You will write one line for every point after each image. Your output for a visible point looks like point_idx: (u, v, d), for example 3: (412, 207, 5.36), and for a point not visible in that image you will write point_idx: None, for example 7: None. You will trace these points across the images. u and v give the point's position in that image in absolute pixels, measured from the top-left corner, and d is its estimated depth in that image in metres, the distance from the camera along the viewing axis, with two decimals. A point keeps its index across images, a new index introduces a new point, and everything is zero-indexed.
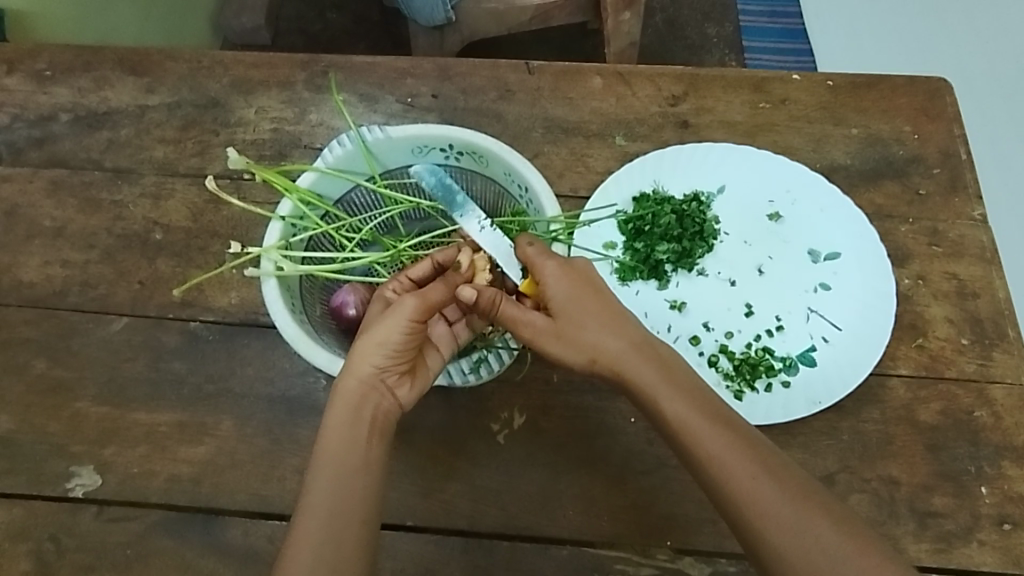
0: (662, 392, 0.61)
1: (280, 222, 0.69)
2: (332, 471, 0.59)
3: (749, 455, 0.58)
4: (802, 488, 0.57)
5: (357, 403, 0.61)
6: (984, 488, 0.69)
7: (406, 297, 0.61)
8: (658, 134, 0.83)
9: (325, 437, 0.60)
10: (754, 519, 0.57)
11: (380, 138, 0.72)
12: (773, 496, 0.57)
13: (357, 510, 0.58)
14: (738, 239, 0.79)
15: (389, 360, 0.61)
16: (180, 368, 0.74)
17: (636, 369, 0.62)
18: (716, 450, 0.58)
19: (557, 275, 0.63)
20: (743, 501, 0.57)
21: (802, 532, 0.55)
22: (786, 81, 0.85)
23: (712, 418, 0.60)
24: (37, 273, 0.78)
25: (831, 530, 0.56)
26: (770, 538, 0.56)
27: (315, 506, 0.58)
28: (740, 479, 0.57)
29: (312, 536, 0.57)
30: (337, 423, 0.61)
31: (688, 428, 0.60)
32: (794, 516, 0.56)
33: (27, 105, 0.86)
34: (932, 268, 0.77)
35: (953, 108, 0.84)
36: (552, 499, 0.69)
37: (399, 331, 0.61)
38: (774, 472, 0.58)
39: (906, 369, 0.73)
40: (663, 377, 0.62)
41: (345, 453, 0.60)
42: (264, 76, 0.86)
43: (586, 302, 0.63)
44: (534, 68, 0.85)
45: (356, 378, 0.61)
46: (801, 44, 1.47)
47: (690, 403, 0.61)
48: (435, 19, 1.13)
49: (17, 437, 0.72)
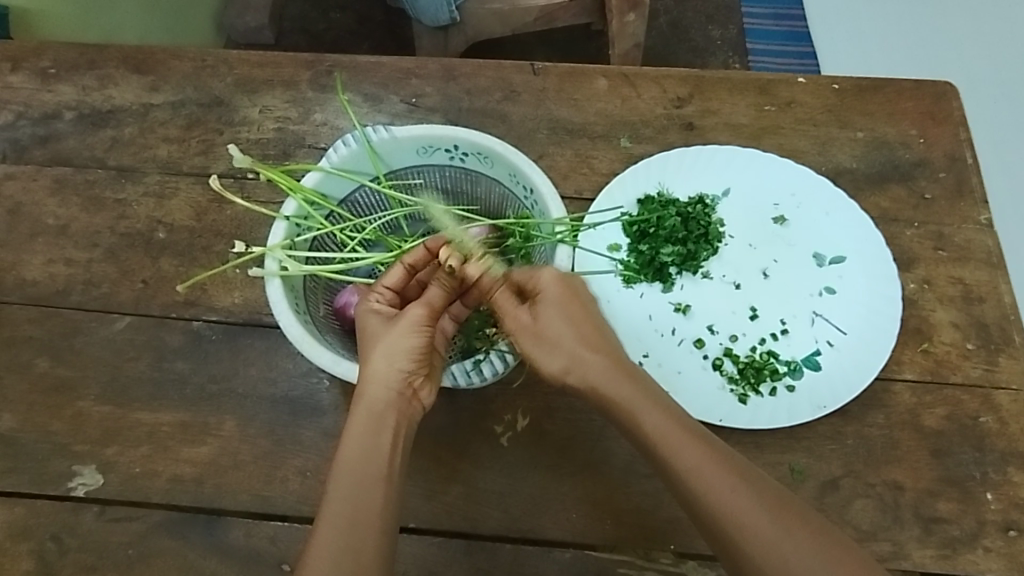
0: (641, 406, 0.60)
1: (283, 223, 0.68)
2: (350, 480, 0.58)
3: (727, 467, 0.58)
4: (779, 499, 0.57)
5: (383, 410, 0.60)
6: (989, 494, 0.68)
7: (415, 305, 0.62)
8: (664, 136, 0.82)
9: (344, 445, 0.59)
10: (733, 530, 0.56)
11: (385, 139, 0.71)
12: (753, 506, 0.56)
13: (374, 518, 0.57)
14: (744, 242, 0.78)
15: (413, 364, 0.62)
16: (183, 367, 0.74)
17: (614, 382, 0.61)
18: (697, 462, 0.58)
19: (551, 285, 0.63)
20: (722, 513, 0.57)
21: (782, 544, 0.55)
22: (792, 84, 0.84)
23: (690, 431, 0.60)
24: (40, 272, 0.78)
25: (811, 542, 0.55)
26: (749, 548, 0.55)
27: (333, 513, 0.57)
28: (721, 491, 0.57)
29: (332, 544, 0.55)
30: (360, 431, 0.60)
31: (666, 441, 0.59)
32: (773, 526, 0.56)
33: (31, 102, 0.86)
34: (938, 272, 0.77)
35: (960, 112, 0.83)
36: (555, 502, 0.68)
37: (416, 336, 0.62)
38: (754, 483, 0.58)
39: (911, 373, 0.73)
40: (641, 391, 0.61)
41: (369, 460, 0.59)
42: (268, 76, 0.86)
43: (573, 312, 0.63)
44: (539, 69, 0.85)
45: (382, 386, 0.61)
46: (806, 47, 1.50)
47: (669, 415, 0.60)
48: (439, 20, 1.13)
49: (20, 436, 0.72)
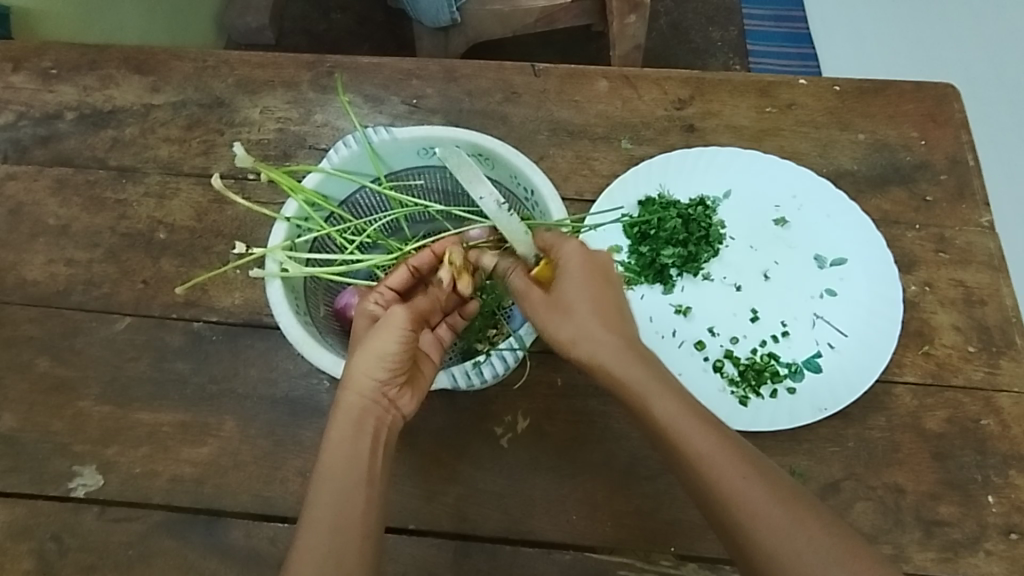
0: (652, 391, 0.59)
1: (284, 224, 0.68)
2: (333, 485, 0.57)
3: (737, 456, 0.57)
4: (788, 490, 0.56)
5: (359, 417, 0.60)
6: (990, 497, 0.68)
7: (396, 309, 0.60)
8: (665, 138, 0.82)
9: (324, 450, 0.59)
10: (743, 521, 0.55)
11: (386, 140, 0.71)
12: (765, 496, 0.55)
13: (357, 523, 0.56)
14: (744, 243, 0.78)
15: (388, 372, 0.60)
16: (183, 368, 0.74)
17: (624, 362, 0.59)
18: (708, 453, 0.56)
19: (573, 258, 0.62)
20: (734, 505, 0.55)
21: (795, 535, 0.54)
22: (793, 86, 0.84)
23: (700, 419, 0.58)
24: (41, 272, 0.78)
25: (823, 532, 0.54)
26: (762, 540, 0.54)
27: (317, 519, 0.56)
28: (734, 482, 0.56)
29: (317, 551, 0.54)
30: (339, 437, 0.59)
31: (677, 427, 0.58)
32: (784, 518, 0.54)
33: (33, 102, 0.86)
34: (939, 274, 0.77)
35: (961, 114, 0.83)
36: (556, 504, 0.68)
37: (394, 342, 0.60)
38: (765, 474, 0.56)
39: (913, 376, 0.73)
40: (653, 375, 0.59)
41: (348, 466, 0.58)
42: (269, 76, 0.86)
43: (590, 288, 0.61)
44: (540, 70, 0.85)
45: (357, 394, 0.60)
46: (806, 48, 1.48)
47: (680, 402, 0.59)
48: (440, 21, 1.13)
49: (21, 436, 0.72)
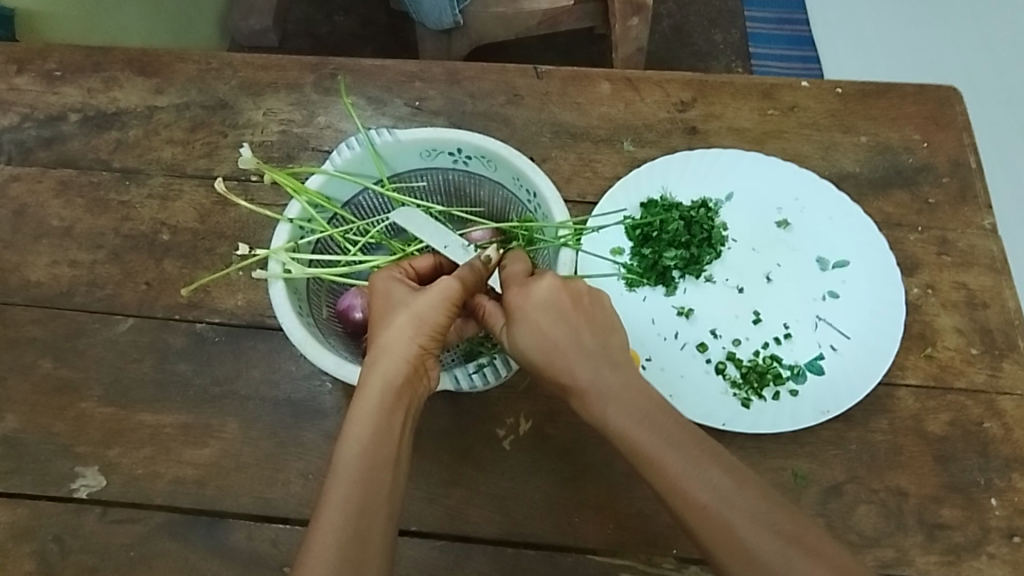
0: (624, 421, 0.57)
1: (287, 225, 0.68)
2: (362, 465, 0.54)
3: (702, 477, 0.54)
4: (757, 512, 0.53)
5: (398, 386, 0.57)
6: (993, 500, 0.68)
7: (448, 278, 0.60)
8: (667, 140, 0.82)
9: (358, 422, 0.56)
10: (713, 550, 0.53)
11: (389, 142, 0.71)
12: (728, 521, 0.53)
13: (382, 506, 0.54)
14: (747, 245, 0.78)
15: (430, 343, 0.60)
16: (185, 369, 0.74)
17: (595, 404, 0.59)
18: (673, 476, 0.55)
19: (524, 310, 0.60)
20: (699, 528, 0.53)
21: (758, 561, 0.51)
22: (795, 89, 0.84)
23: (666, 442, 0.56)
24: (45, 273, 0.78)
25: (784, 555, 0.51)
26: (722, 560, 0.53)
27: (342, 500, 0.53)
28: (697, 505, 0.54)
29: (340, 533, 0.52)
30: (379, 405, 0.57)
31: (645, 458, 0.56)
32: (748, 544, 0.52)
33: (37, 105, 0.86)
34: (942, 277, 0.77)
35: (963, 117, 0.83)
36: (557, 506, 0.68)
37: (441, 314, 0.60)
38: (729, 494, 0.53)
39: (914, 379, 0.72)
40: (622, 410, 0.58)
41: (386, 439, 0.56)
42: (272, 78, 0.86)
43: (546, 337, 0.59)
44: (542, 73, 0.85)
45: (401, 360, 0.58)
46: (808, 52, 1.49)
47: (646, 428, 0.57)
48: (443, 23, 1.13)
49: (24, 437, 0.72)
